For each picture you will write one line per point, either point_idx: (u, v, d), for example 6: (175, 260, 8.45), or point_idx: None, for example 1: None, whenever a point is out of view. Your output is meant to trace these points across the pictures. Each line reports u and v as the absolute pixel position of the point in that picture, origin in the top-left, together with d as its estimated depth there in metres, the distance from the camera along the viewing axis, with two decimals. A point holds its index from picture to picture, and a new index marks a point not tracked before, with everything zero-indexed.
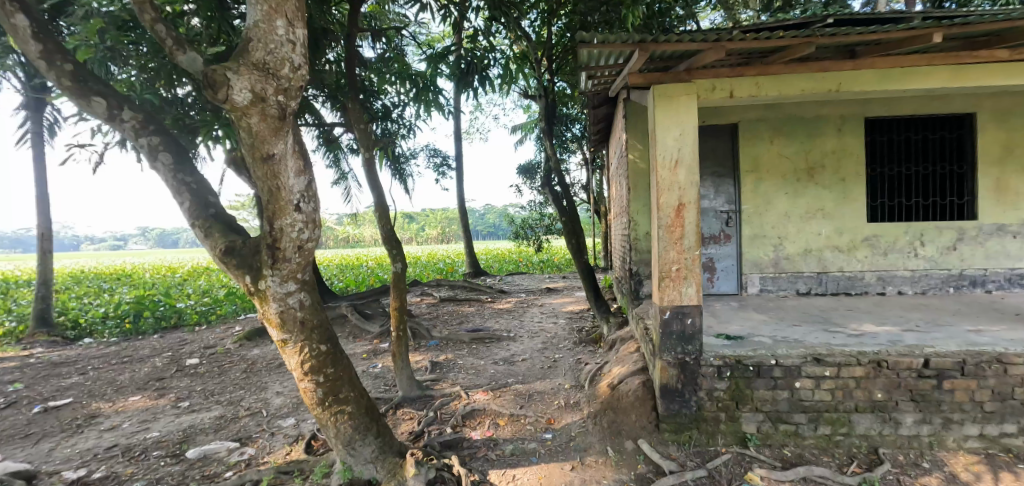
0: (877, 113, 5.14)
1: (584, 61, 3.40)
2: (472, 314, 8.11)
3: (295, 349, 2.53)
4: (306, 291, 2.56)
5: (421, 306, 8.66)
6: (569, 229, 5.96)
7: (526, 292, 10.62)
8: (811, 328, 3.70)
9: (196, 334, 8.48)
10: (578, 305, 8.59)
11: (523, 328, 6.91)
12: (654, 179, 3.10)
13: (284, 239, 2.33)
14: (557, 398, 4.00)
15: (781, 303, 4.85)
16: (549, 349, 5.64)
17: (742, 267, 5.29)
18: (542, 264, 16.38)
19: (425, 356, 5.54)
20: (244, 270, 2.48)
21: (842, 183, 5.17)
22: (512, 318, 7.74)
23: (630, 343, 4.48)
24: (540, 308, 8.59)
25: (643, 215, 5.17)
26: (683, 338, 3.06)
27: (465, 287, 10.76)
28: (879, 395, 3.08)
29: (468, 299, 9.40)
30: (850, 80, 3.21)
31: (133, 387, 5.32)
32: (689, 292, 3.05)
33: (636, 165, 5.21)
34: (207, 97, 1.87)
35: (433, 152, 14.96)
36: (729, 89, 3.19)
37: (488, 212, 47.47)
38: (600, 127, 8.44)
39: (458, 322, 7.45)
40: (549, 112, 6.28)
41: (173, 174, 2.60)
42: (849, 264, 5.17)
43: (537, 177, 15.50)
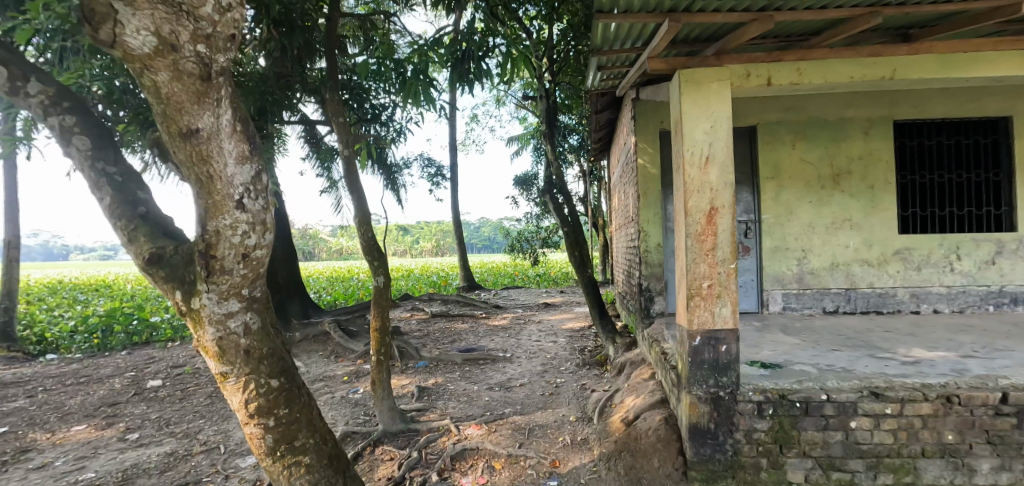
0: (907, 115, 4.72)
1: (596, 44, 2.96)
2: (465, 332, 7.57)
3: (239, 386, 2.01)
4: (254, 311, 2.03)
5: (411, 322, 8.10)
6: (571, 240, 5.45)
7: (523, 307, 10.08)
8: (855, 354, 3.20)
9: (167, 351, 7.87)
10: (579, 323, 8.07)
11: (520, 348, 6.37)
12: (680, 179, 2.61)
13: (221, 243, 1.82)
14: (562, 434, 3.46)
15: (809, 323, 4.35)
16: (550, 372, 5.11)
17: (763, 283, 4.81)
18: (538, 278, 15.87)
19: (412, 379, 5.01)
20: (174, 284, 1.97)
21: (871, 191, 4.71)
22: (509, 336, 7.20)
23: (643, 369, 3.97)
24: (538, 325, 8.06)
25: (654, 225, 4.69)
26: (716, 368, 2.56)
27: (458, 302, 10.21)
28: (949, 437, 2.57)
29: (462, 314, 8.85)
30: (904, 66, 2.74)
31: (80, 414, 4.72)
32: (724, 313, 2.54)
33: (646, 171, 4.73)
34: (88, 36, 1.38)
35: (426, 161, 14.53)
36: (766, 76, 2.71)
37: (483, 225, 47.01)
38: (602, 134, 8.00)
39: (450, 341, 6.89)
40: (550, 115, 5.77)
41: (90, 162, 2.12)
42: (880, 280, 4.70)
43: (534, 189, 15.06)
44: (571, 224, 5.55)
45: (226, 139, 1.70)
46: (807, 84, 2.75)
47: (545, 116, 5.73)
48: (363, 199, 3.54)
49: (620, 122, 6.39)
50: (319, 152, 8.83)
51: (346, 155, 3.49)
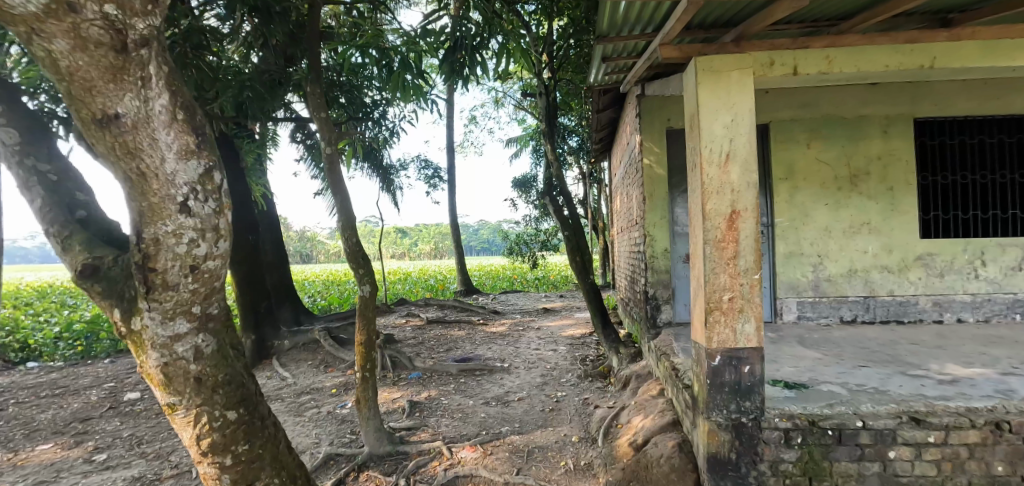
0: (928, 112, 4.46)
1: (603, 30, 2.68)
2: (462, 339, 7.27)
3: (189, 420, 1.72)
4: (206, 332, 1.75)
5: (405, 329, 7.81)
6: (572, 245, 5.16)
7: (521, 313, 9.79)
8: (885, 372, 2.92)
9: None
10: (579, 329, 7.78)
11: (518, 357, 6.07)
12: (697, 180, 2.34)
13: (162, 254, 1.54)
14: (564, 457, 3.17)
15: (827, 334, 4.07)
16: (550, 385, 4.82)
17: (776, 290, 4.53)
18: (537, 282, 15.58)
19: (404, 393, 4.75)
20: (113, 301, 1.68)
21: (890, 193, 4.44)
22: (507, 343, 6.90)
23: (651, 383, 3.69)
24: (537, 332, 7.76)
25: (661, 229, 4.40)
26: (738, 392, 2.27)
27: (454, 307, 9.91)
28: (999, 469, 2.28)
29: (458, 321, 8.55)
30: (944, 54, 2.46)
31: (48, 431, 4.41)
32: (747, 330, 2.26)
33: (653, 172, 4.44)
34: None
35: (423, 163, 14.25)
36: (792, 65, 2.43)
37: (482, 228, 46.70)
38: (604, 134, 7.72)
39: (446, 349, 6.59)
40: (550, 112, 5.49)
41: (18, 159, 1.83)
42: (900, 287, 4.42)
43: (533, 191, 14.78)
44: (572, 226, 5.24)
45: (162, 129, 1.43)
46: (836, 74, 2.47)
47: (545, 114, 5.44)
48: (348, 201, 3.25)
49: (624, 120, 6.10)
50: (311, 152, 8.54)
51: (329, 153, 3.19)
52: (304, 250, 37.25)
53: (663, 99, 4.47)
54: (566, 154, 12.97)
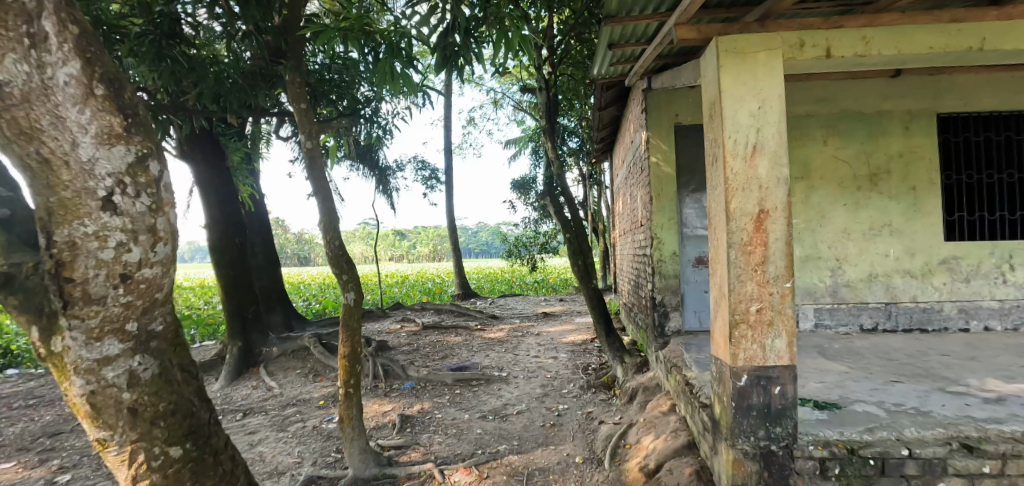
0: (951, 107, 4.19)
1: (611, 10, 2.41)
2: (458, 346, 6.98)
3: (123, 459, 1.43)
4: (145, 353, 1.47)
5: (400, 335, 7.52)
6: (574, 248, 4.88)
7: (521, 318, 9.50)
8: (921, 389, 2.64)
9: None
10: (581, 335, 7.49)
11: (517, 365, 5.79)
12: (719, 175, 2.06)
13: (81, 260, 1.26)
14: (568, 482, 2.89)
15: (848, 344, 3.79)
16: (550, 396, 4.54)
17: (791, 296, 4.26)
18: (536, 285, 15.29)
19: (396, 405, 4.48)
20: (29, 317, 1.40)
21: (912, 193, 4.17)
22: (505, 351, 6.61)
23: (661, 398, 3.40)
24: (537, 339, 7.47)
25: (669, 231, 4.13)
26: (768, 416, 2.00)
27: (451, 312, 9.62)
28: None
29: (455, 326, 8.26)
30: (994, 34, 2.19)
31: (13, 448, 4.11)
32: (777, 346, 1.98)
33: (660, 170, 4.17)
34: None
35: (421, 164, 13.98)
36: (825, 46, 2.16)
37: (481, 231, 46.44)
38: (607, 132, 7.42)
39: (441, 357, 6.30)
40: (550, 107, 5.20)
41: None
42: (924, 293, 4.14)
43: (532, 193, 14.52)
44: (573, 228, 4.95)
45: (72, 107, 1.21)
46: (874, 57, 2.20)
47: (545, 110, 5.13)
48: (329, 199, 2.96)
49: (629, 116, 5.81)
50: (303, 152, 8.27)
51: (309, 148, 2.90)
52: (301, 252, 36.94)
53: (671, 93, 4.22)
54: (566, 155, 12.72)
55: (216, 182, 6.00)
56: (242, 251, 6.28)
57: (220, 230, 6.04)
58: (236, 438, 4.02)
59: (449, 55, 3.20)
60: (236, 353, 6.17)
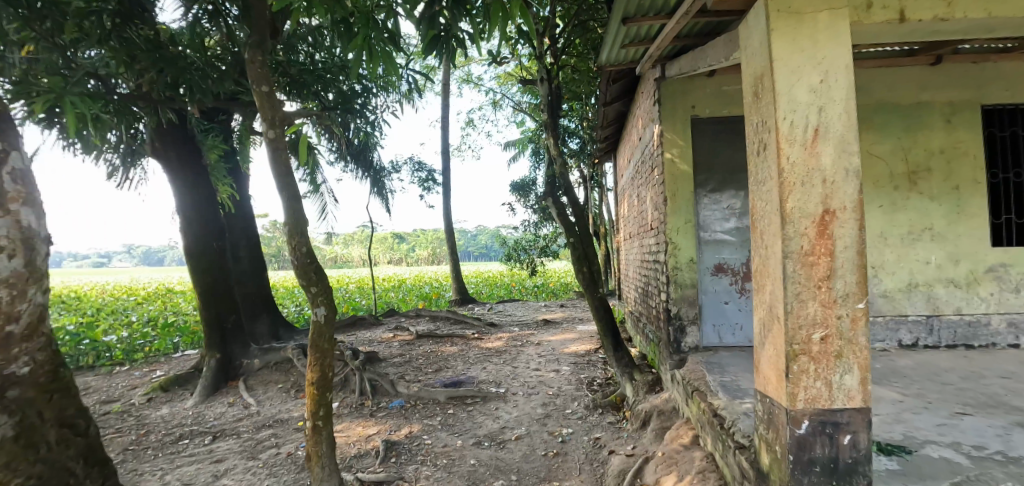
0: (998, 98, 3.77)
1: None
2: (454, 357, 6.54)
3: None
4: None
5: (392, 345, 7.08)
6: (578, 254, 4.44)
7: (521, 325, 9.07)
8: (998, 425, 2.20)
9: (108, 378, 6.77)
10: (584, 345, 7.05)
11: (516, 379, 5.35)
12: (771, 167, 1.65)
13: None
14: None
15: (890, 363, 3.36)
16: (553, 418, 4.10)
17: None
18: (536, 289, 14.85)
19: (381, 427, 4.12)
20: None
21: (956, 193, 3.76)
22: (503, 362, 6.17)
23: (680, 427, 2.97)
24: (537, 349, 7.03)
25: (685, 236, 3.70)
26: (835, 474, 1.57)
27: (448, 319, 9.18)
28: None
29: (451, 335, 7.82)
30: None
31: None
32: (847, 384, 1.55)
33: (675, 167, 3.74)
34: None
35: (417, 165, 13.57)
36: (897, 8, 1.74)
37: (481, 234, 46.02)
38: (610, 130, 7.02)
39: (434, 370, 5.85)
40: (553, 100, 4.74)
41: None
42: (969, 305, 3.72)
43: (532, 195, 14.12)
44: (578, 230, 4.50)
45: None
46: (957, 21, 1.77)
47: (547, 103, 4.69)
48: (295, 197, 2.52)
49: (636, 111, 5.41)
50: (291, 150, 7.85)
51: (272, 138, 2.47)
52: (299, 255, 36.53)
53: (687, 83, 3.82)
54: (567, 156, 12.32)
55: (194, 183, 5.61)
56: (222, 257, 5.87)
57: (198, 235, 5.64)
58: (200, 467, 3.58)
59: (437, 33, 2.78)
60: (214, 366, 5.74)
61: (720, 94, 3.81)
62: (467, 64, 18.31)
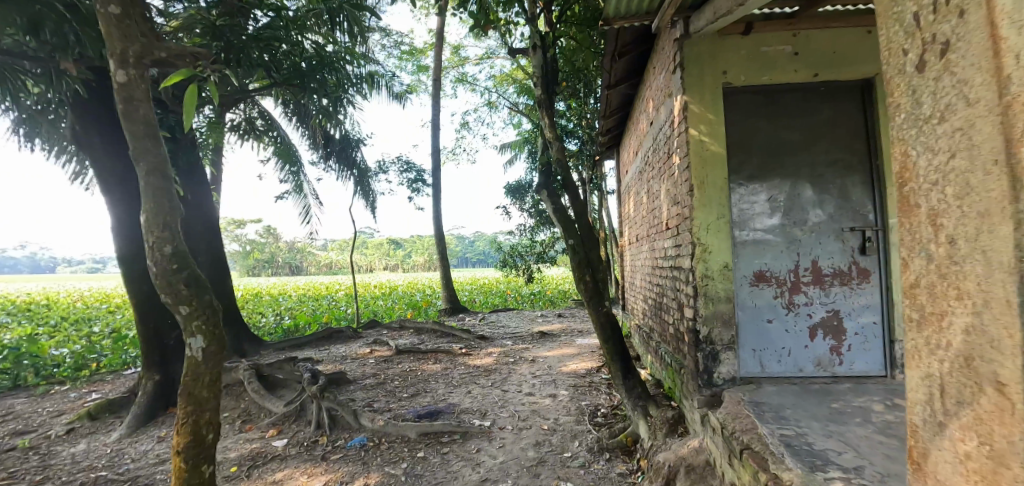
0: None
1: None
2: (435, 377, 5.69)
3: None
4: None
5: (366, 363, 6.22)
6: (579, 259, 3.58)
7: (514, 338, 8.22)
8: None
9: (37, 401, 5.87)
10: (585, 363, 6.20)
11: (505, 407, 4.50)
12: (985, 83, 0.83)
13: None
14: None
15: None
16: (549, 464, 3.26)
17: (892, 331, 2.92)
18: (533, 298, 14.02)
19: (330, 478, 3.26)
20: None
21: None
22: (491, 385, 5.31)
23: None
24: (531, 367, 6.17)
25: (720, 235, 2.86)
26: None
27: (434, 332, 8.33)
28: None
29: (436, 350, 6.96)
30: None
31: None
32: None
33: (704, 147, 2.92)
34: None
35: (405, 165, 12.78)
36: None
37: (478, 240, 45.25)
38: (613, 121, 6.28)
39: (409, 394, 5.00)
40: (547, 72, 3.92)
41: None
42: None
43: (528, 197, 13.31)
44: (577, 229, 3.65)
45: None
46: None
47: (540, 76, 3.87)
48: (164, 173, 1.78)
49: (645, 92, 4.68)
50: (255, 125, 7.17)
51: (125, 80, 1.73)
52: (291, 260, 35.69)
53: (715, 42, 3.02)
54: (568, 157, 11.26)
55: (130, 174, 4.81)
56: None
57: (131, 235, 4.81)
58: None
59: None
60: (150, 391, 4.89)
61: (757, 55, 3.00)
62: (462, 63, 17.61)
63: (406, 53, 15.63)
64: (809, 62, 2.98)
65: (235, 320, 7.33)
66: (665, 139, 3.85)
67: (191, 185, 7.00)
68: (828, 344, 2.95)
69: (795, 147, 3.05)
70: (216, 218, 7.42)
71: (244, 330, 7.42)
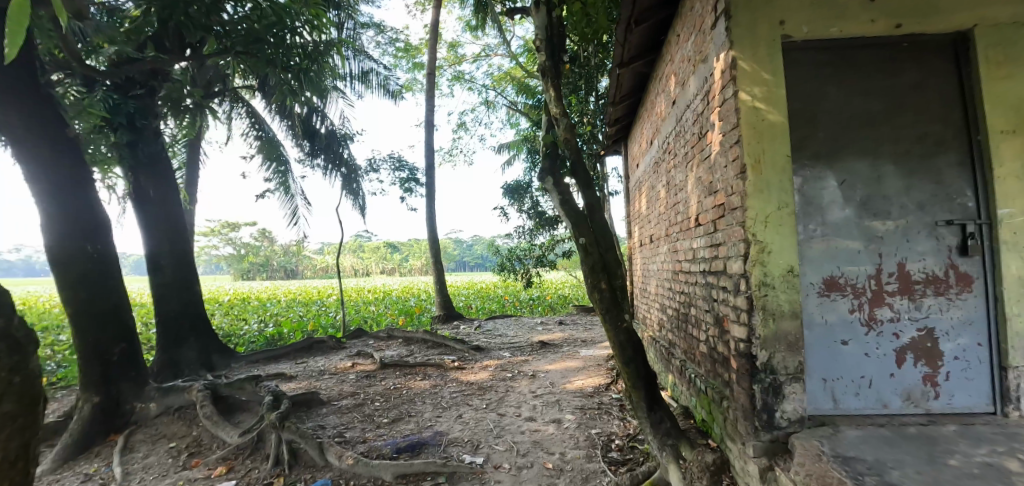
0: None
1: None
2: (421, 397, 4.97)
3: None
4: None
5: (345, 379, 5.51)
6: (592, 261, 2.89)
7: (513, 349, 7.52)
8: None
9: None
10: (591, 380, 5.49)
11: (500, 438, 3.79)
12: None
13: None
14: None
15: None
16: None
17: (1005, 356, 2.24)
18: (532, 303, 13.32)
19: None
20: None
21: None
22: (485, 407, 4.59)
23: None
24: (530, 384, 5.45)
25: (782, 229, 2.17)
26: None
27: (425, 342, 7.62)
28: None
29: (425, 363, 6.26)
30: None
31: None
32: None
33: (758, 116, 2.24)
34: None
35: (397, 163, 12.10)
36: None
37: (475, 244, 44.50)
38: (623, 108, 5.63)
39: (389, 419, 4.28)
40: (552, 34, 3.24)
41: None
42: None
43: (527, 198, 12.63)
44: (591, 225, 2.95)
45: None
46: None
47: (544, 39, 3.17)
48: None
49: (666, 67, 4.03)
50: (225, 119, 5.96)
51: None
52: (286, 264, 34.98)
53: None
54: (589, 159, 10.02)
55: (63, 148, 4.11)
56: (108, 258, 4.40)
57: (61, 230, 4.11)
58: None
59: None
60: (86, 416, 4.23)
61: (823, 2, 2.31)
62: (459, 61, 16.94)
63: (401, 50, 14.98)
64: (887, 9, 2.31)
65: (202, 330, 6.60)
66: (695, 117, 3.19)
67: (152, 180, 6.29)
68: (919, 373, 2.28)
69: (873, 117, 2.38)
70: (183, 219, 6.63)
71: (213, 340, 6.69)
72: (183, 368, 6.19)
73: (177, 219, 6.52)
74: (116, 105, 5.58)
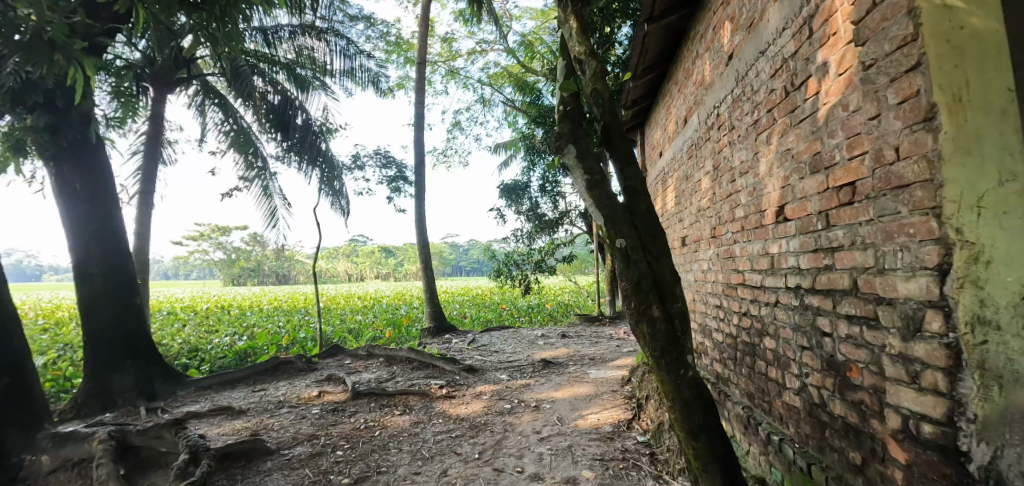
0: None
1: None
2: (396, 440, 3.94)
3: None
4: None
5: (305, 415, 4.48)
6: (638, 275, 1.88)
7: (511, 369, 6.53)
8: None
9: None
10: (608, 413, 4.50)
11: None
12: None
13: None
14: None
15: None
16: None
17: None
18: (531, 312, 12.32)
19: None
20: None
21: None
22: (477, 458, 3.56)
23: None
24: (534, 419, 4.44)
25: None
26: None
27: (409, 362, 6.61)
28: None
29: (407, 389, 5.25)
30: None
31: None
32: None
33: (955, 15, 1.22)
34: None
35: (384, 160, 11.06)
36: None
37: (470, 249, 43.40)
38: (644, 85, 4.67)
39: (350, 479, 3.24)
40: None
41: None
42: None
43: (525, 199, 11.65)
44: (631, 220, 1.97)
45: None
46: None
47: None
48: None
49: (713, 12, 3.06)
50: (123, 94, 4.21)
51: None
52: (276, 270, 33.80)
53: None
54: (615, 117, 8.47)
55: None
56: None
57: None
58: None
59: None
60: None
61: None
62: (454, 57, 15.97)
63: (392, 44, 14.00)
64: None
65: (142, 351, 5.55)
66: (776, 65, 2.21)
67: (78, 171, 5.25)
68: None
69: None
70: (118, 218, 5.59)
71: (155, 364, 5.62)
72: (116, 398, 5.14)
73: (107, 217, 5.46)
74: (31, 81, 4.16)
